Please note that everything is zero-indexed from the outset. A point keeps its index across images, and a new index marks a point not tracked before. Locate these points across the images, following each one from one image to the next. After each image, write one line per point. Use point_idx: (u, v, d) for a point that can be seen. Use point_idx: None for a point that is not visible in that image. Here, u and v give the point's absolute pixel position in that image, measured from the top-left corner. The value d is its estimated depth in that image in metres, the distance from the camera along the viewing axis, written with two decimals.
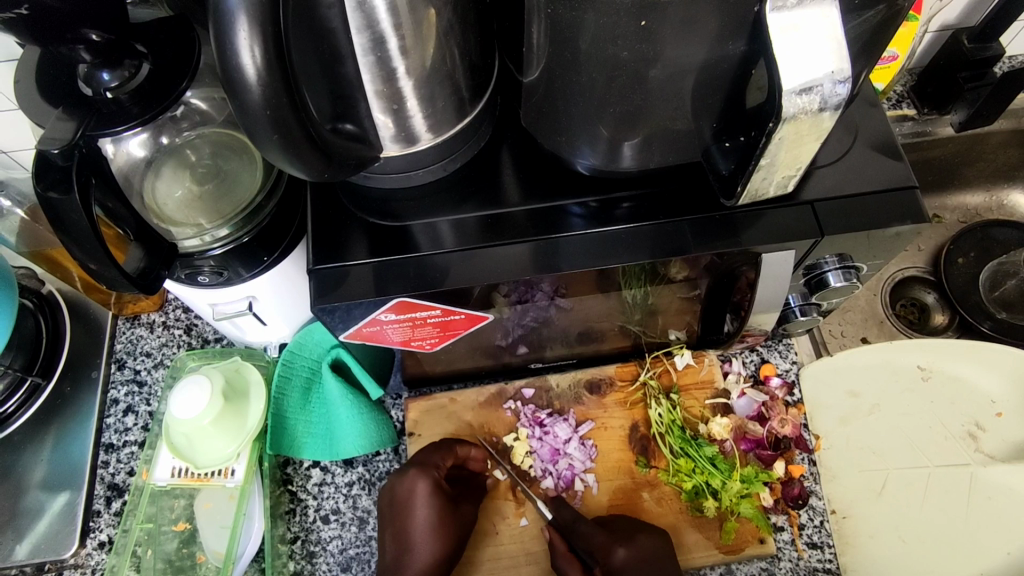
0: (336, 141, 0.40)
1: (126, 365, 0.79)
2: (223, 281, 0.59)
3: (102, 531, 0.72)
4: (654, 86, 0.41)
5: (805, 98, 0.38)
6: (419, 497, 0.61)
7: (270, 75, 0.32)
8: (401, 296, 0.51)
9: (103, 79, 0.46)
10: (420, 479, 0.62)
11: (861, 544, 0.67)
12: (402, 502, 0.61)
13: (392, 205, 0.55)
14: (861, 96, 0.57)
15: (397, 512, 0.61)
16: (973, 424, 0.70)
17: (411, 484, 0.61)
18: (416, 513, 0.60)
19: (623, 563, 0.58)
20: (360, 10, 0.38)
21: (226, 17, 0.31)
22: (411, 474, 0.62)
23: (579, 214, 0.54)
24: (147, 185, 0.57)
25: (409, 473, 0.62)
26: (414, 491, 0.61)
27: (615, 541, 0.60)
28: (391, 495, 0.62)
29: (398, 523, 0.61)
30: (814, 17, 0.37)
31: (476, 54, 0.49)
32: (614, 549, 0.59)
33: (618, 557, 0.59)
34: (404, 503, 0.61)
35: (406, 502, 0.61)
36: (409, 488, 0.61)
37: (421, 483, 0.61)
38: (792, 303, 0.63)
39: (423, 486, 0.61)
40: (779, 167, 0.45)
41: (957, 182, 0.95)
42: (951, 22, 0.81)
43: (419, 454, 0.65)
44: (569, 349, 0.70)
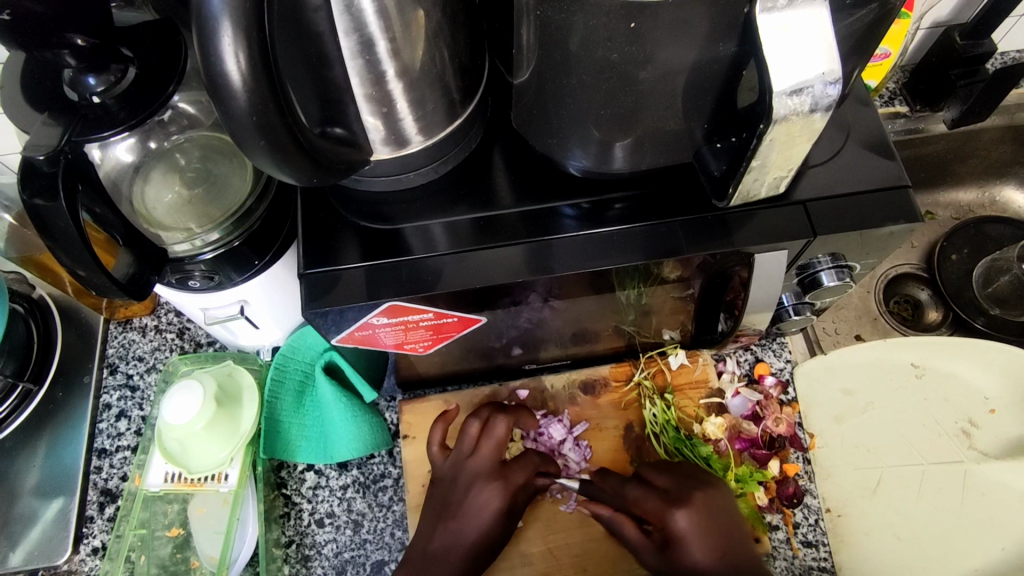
0: (325, 145, 0.39)
1: (118, 370, 0.78)
2: (214, 285, 0.59)
3: (96, 536, 0.71)
4: (645, 88, 0.41)
5: (796, 100, 0.38)
6: (487, 512, 0.60)
7: (256, 81, 0.32)
8: (393, 300, 0.51)
9: (89, 84, 0.45)
10: (497, 497, 0.60)
11: (856, 542, 0.67)
12: (465, 511, 0.60)
13: (384, 208, 0.55)
14: (853, 96, 0.56)
15: (450, 510, 0.60)
16: (967, 422, 0.70)
17: (487, 499, 0.60)
18: (473, 524, 0.59)
19: (686, 526, 0.51)
20: (349, 14, 0.38)
21: (209, 23, 0.30)
22: (492, 490, 0.60)
23: (572, 215, 0.54)
24: (136, 191, 0.57)
25: (489, 484, 0.60)
26: (486, 505, 0.60)
27: (671, 504, 0.53)
28: (455, 494, 0.61)
29: (451, 523, 0.60)
30: (804, 18, 0.37)
31: (466, 56, 0.49)
32: (675, 510, 0.52)
33: (680, 520, 0.52)
34: (465, 508, 0.60)
35: (471, 510, 0.60)
36: (483, 500, 0.60)
37: (495, 502, 0.60)
38: (785, 303, 0.63)
39: (497, 504, 0.60)
40: (771, 168, 0.44)
41: (950, 179, 0.95)
42: (943, 19, 0.81)
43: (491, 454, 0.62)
44: (563, 349, 0.69)
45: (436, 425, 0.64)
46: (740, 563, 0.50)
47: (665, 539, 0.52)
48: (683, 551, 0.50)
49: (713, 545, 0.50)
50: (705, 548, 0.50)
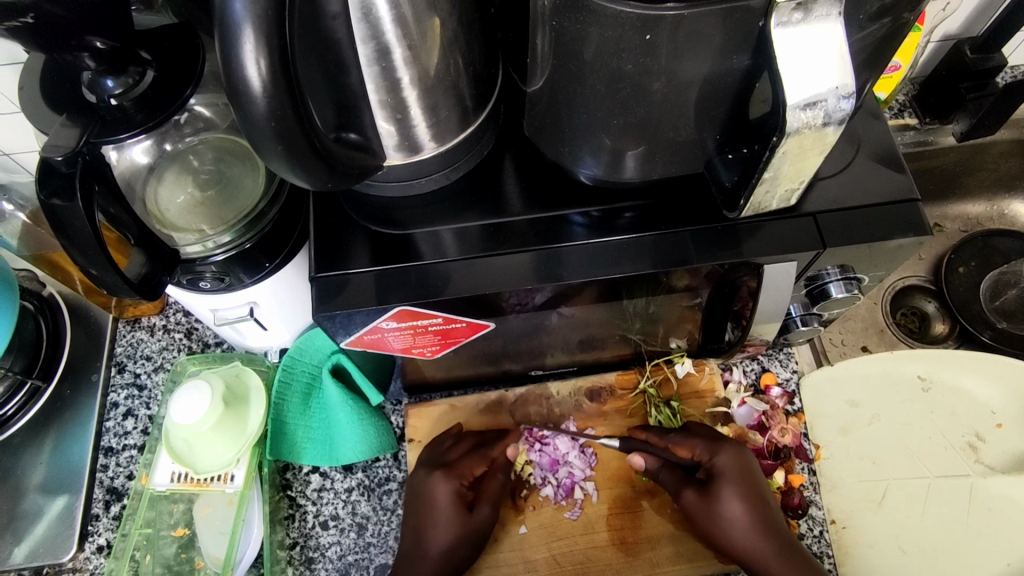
0: (340, 150, 0.40)
1: (126, 369, 0.79)
2: (224, 286, 0.59)
3: (100, 535, 0.72)
4: (658, 98, 0.41)
5: (809, 113, 0.38)
6: (440, 506, 0.63)
7: (275, 86, 0.32)
8: (403, 305, 0.51)
9: (107, 87, 0.46)
10: (442, 486, 0.63)
11: (860, 554, 0.67)
12: (425, 509, 0.63)
13: (395, 213, 0.55)
14: (864, 108, 0.57)
15: (419, 506, 0.63)
16: (973, 435, 0.70)
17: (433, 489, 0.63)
18: (436, 515, 0.62)
19: (728, 463, 0.62)
20: (365, 21, 0.38)
21: (231, 29, 0.31)
22: (436, 480, 0.64)
23: (581, 223, 0.54)
24: (150, 191, 0.58)
25: (434, 475, 0.64)
26: (435, 497, 0.63)
27: (716, 444, 0.63)
28: (415, 489, 0.64)
29: (418, 520, 0.63)
30: (819, 32, 0.37)
31: (480, 64, 0.49)
32: (720, 450, 0.63)
33: (726, 456, 0.62)
34: (423, 502, 0.63)
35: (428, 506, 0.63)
36: (433, 492, 0.63)
37: (443, 492, 0.63)
38: (793, 313, 0.63)
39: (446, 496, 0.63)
40: (783, 180, 0.45)
41: (958, 191, 0.95)
42: (953, 32, 0.81)
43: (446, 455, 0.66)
44: (569, 356, 0.69)
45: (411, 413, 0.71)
46: (763, 508, 0.60)
47: (710, 476, 0.62)
48: (722, 490, 0.60)
49: (743, 489, 0.60)
50: (737, 487, 0.61)
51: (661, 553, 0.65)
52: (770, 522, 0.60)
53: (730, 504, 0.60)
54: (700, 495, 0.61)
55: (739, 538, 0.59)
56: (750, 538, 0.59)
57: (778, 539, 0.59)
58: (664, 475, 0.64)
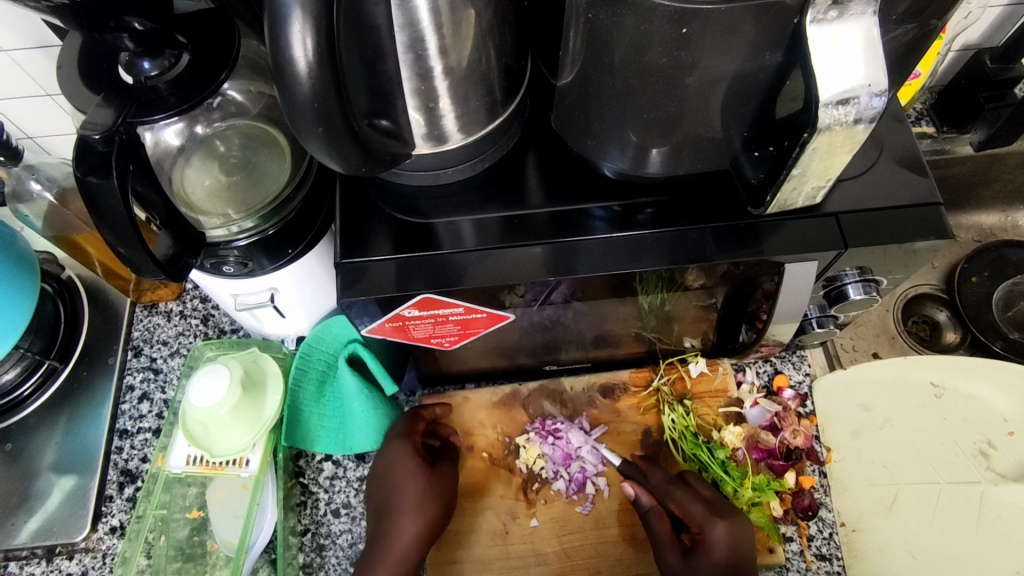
0: (374, 136, 0.40)
1: (142, 353, 0.79)
2: (246, 272, 0.60)
3: (114, 516, 0.72)
4: (689, 94, 0.42)
5: (842, 110, 0.39)
6: (401, 461, 0.63)
7: (321, 69, 0.33)
8: (424, 293, 0.52)
9: (144, 68, 0.47)
10: (401, 443, 0.64)
11: (869, 557, 0.67)
12: (387, 472, 0.63)
13: (418, 202, 0.55)
14: (888, 112, 0.57)
15: (378, 483, 0.63)
16: (985, 443, 0.71)
17: (392, 450, 0.63)
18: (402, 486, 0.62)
19: (724, 540, 0.58)
20: (403, 9, 0.39)
21: (280, 10, 0.31)
22: (394, 442, 0.64)
23: (602, 217, 0.54)
24: (177, 172, 0.58)
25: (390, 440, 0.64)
26: (394, 455, 0.63)
27: (714, 515, 0.60)
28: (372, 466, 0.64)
29: (382, 490, 0.62)
30: (854, 30, 0.37)
31: (511, 57, 0.50)
32: (716, 522, 0.59)
33: (719, 533, 0.58)
34: (386, 476, 0.62)
35: (387, 472, 0.63)
36: (392, 454, 0.63)
37: (403, 448, 0.63)
38: (809, 314, 0.63)
39: (403, 450, 0.63)
40: (810, 177, 0.45)
41: (974, 201, 0.95)
42: (974, 42, 0.81)
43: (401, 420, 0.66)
44: (584, 352, 0.70)
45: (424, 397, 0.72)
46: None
47: (696, 545, 0.59)
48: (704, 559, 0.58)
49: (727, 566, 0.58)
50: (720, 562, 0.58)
51: None
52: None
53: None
54: (679, 559, 0.59)
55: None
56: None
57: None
58: (658, 527, 0.61)
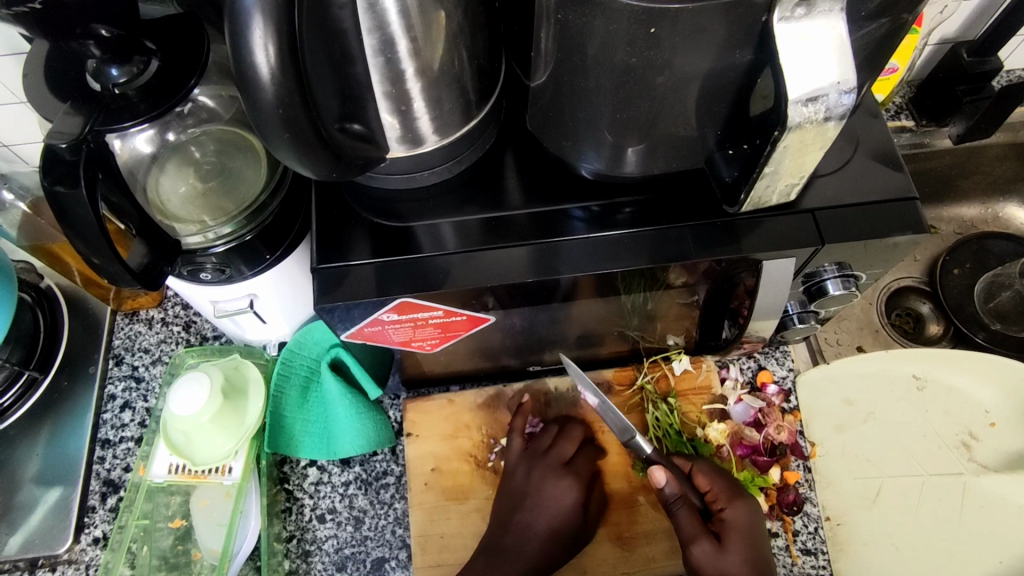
0: (344, 141, 0.40)
1: (124, 361, 0.79)
2: (224, 278, 0.59)
3: (97, 527, 0.72)
4: (661, 93, 0.42)
5: (811, 108, 0.39)
6: (563, 505, 0.63)
7: (284, 74, 0.32)
8: (403, 296, 0.51)
9: (111, 75, 0.46)
10: (573, 491, 0.64)
11: (855, 551, 0.67)
12: (537, 503, 0.64)
13: (396, 205, 0.55)
14: (863, 107, 0.57)
15: (521, 506, 0.64)
16: (967, 435, 0.72)
17: (564, 491, 0.64)
18: (546, 514, 0.63)
19: (738, 521, 0.60)
20: (371, 12, 0.38)
21: (241, 16, 0.31)
22: (574, 488, 0.64)
23: (581, 218, 0.54)
24: (151, 180, 0.58)
25: (563, 480, 0.64)
26: (563, 498, 0.64)
27: (736, 495, 0.61)
28: (522, 486, 0.65)
29: (524, 514, 0.63)
30: (821, 28, 0.37)
31: (484, 58, 0.50)
32: (737, 501, 0.61)
33: (739, 511, 0.60)
34: (538, 500, 0.64)
35: (541, 501, 0.64)
36: (559, 493, 0.64)
37: (573, 495, 0.64)
38: (790, 310, 0.63)
39: (574, 496, 0.64)
40: (783, 174, 0.45)
41: (954, 194, 0.96)
42: (951, 36, 0.82)
43: (584, 457, 0.67)
44: (568, 352, 0.70)
45: (406, 402, 0.71)
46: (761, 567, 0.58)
47: (720, 529, 0.60)
48: (728, 544, 0.58)
49: (750, 547, 0.59)
50: (745, 544, 0.59)
51: (657, 549, 0.65)
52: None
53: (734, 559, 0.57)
54: (713, 549, 0.58)
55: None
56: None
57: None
58: (683, 517, 0.59)
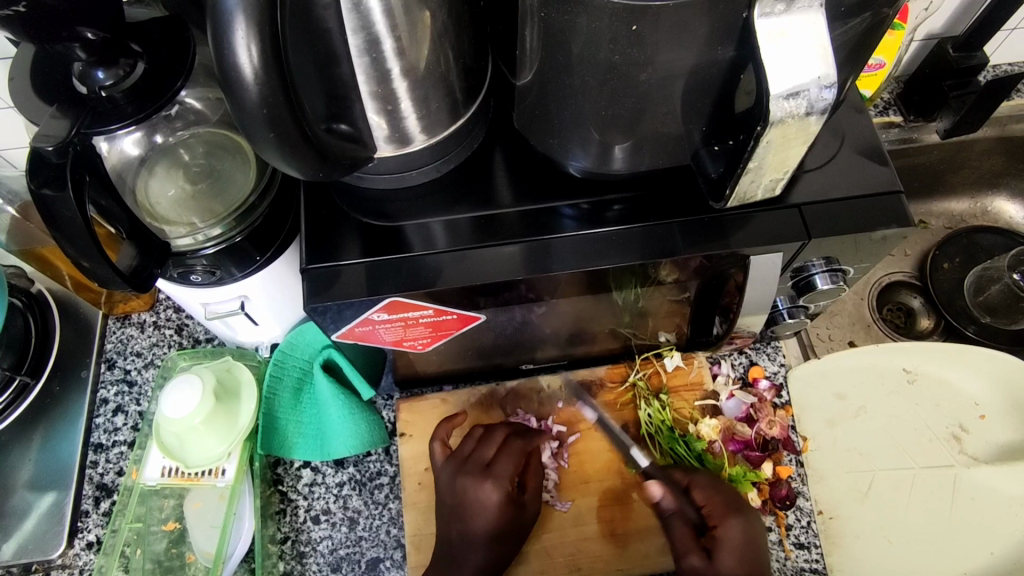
0: (331, 141, 0.40)
1: (116, 365, 0.79)
2: (215, 280, 0.60)
3: (90, 531, 0.71)
4: (645, 90, 0.42)
5: (792, 102, 0.39)
6: (490, 508, 0.61)
7: (267, 74, 0.32)
8: (393, 296, 0.51)
9: (98, 78, 0.46)
10: (494, 493, 0.61)
11: (847, 544, 0.67)
12: (462, 506, 0.61)
13: (385, 205, 0.55)
14: (848, 102, 0.58)
15: (456, 510, 0.62)
16: (957, 427, 0.72)
17: (484, 494, 0.61)
18: (475, 523, 0.61)
19: (737, 535, 0.58)
20: (356, 12, 0.39)
21: (223, 16, 0.31)
22: (491, 488, 0.61)
23: (571, 215, 0.55)
24: (140, 183, 0.58)
25: (482, 483, 0.61)
26: (487, 501, 0.61)
27: (732, 511, 0.59)
28: (452, 488, 0.62)
29: (455, 522, 0.62)
30: (800, 24, 0.38)
31: (470, 57, 0.50)
32: (731, 517, 0.59)
33: (734, 529, 0.58)
34: (465, 508, 0.61)
35: (469, 508, 0.61)
36: (482, 498, 0.61)
37: (495, 496, 0.61)
38: (780, 305, 0.64)
39: (495, 499, 0.61)
40: (767, 170, 0.45)
41: (943, 189, 0.96)
42: (937, 31, 0.83)
43: (511, 453, 0.63)
44: (560, 350, 0.70)
45: (401, 401, 0.71)
46: None
47: (712, 543, 0.58)
48: (723, 559, 0.56)
49: (744, 560, 0.57)
50: (739, 563, 0.57)
51: (651, 545, 0.66)
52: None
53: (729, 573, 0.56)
54: (704, 563, 0.56)
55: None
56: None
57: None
58: (676, 529, 0.58)
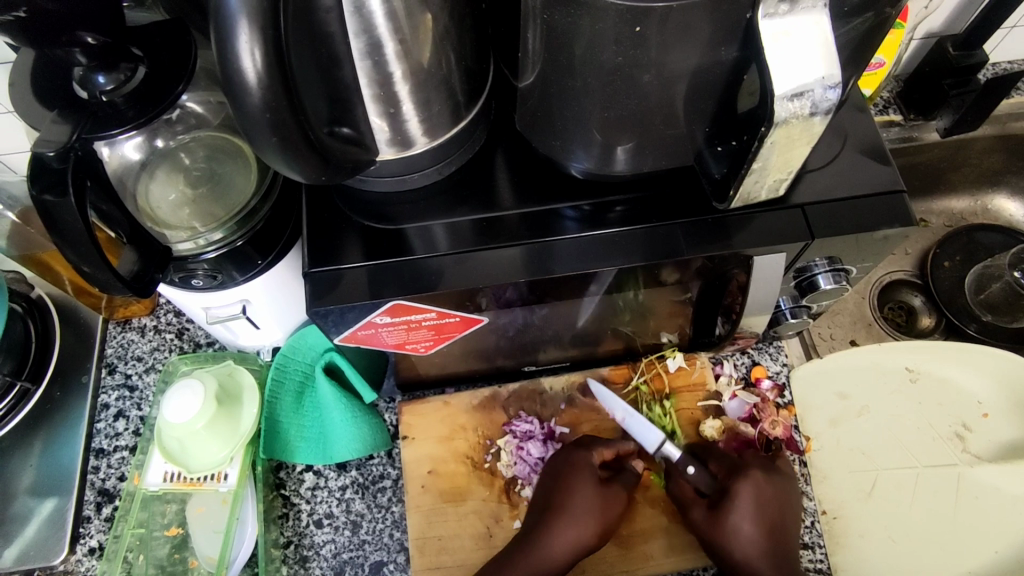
0: (333, 144, 0.40)
1: (117, 370, 0.78)
2: (216, 284, 0.59)
3: (92, 537, 0.71)
4: (648, 91, 0.42)
5: (797, 103, 0.39)
6: (584, 470, 0.63)
7: (270, 78, 0.32)
8: (396, 299, 0.51)
9: (99, 82, 0.46)
10: (583, 455, 0.64)
11: (851, 544, 0.67)
12: (559, 478, 0.64)
13: (387, 208, 0.55)
14: (850, 102, 0.57)
15: (556, 481, 0.64)
16: (960, 426, 0.72)
17: (573, 458, 0.64)
18: (576, 489, 0.63)
19: (749, 493, 0.61)
20: (358, 15, 0.38)
21: (226, 21, 0.31)
22: (580, 453, 0.65)
23: (573, 217, 0.54)
24: (141, 187, 0.57)
25: (575, 449, 0.65)
26: (578, 464, 0.64)
27: (734, 473, 0.62)
28: (554, 464, 0.65)
29: (554, 492, 0.63)
30: (805, 24, 0.37)
31: (472, 59, 0.50)
32: (740, 476, 0.62)
33: (740, 488, 0.61)
34: (562, 475, 0.64)
35: (566, 476, 0.64)
36: (574, 461, 0.64)
37: (584, 459, 0.64)
38: (782, 306, 0.64)
39: (589, 463, 0.64)
40: (771, 170, 0.45)
41: (943, 187, 0.96)
42: (936, 30, 0.82)
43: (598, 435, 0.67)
44: (563, 352, 0.70)
45: (401, 406, 0.71)
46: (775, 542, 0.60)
47: (719, 498, 0.61)
48: (733, 514, 0.60)
49: (758, 514, 0.60)
50: (756, 515, 0.60)
51: (655, 546, 0.66)
52: (777, 545, 0.60)
53: (738, 527, 0.60)
54: (706, 515, 0.62)
55: (747, 556, 0.60)
56: (754, 559, 0.59)
57: (781, 565, 0.59)
58: (679, 487, 0.64)
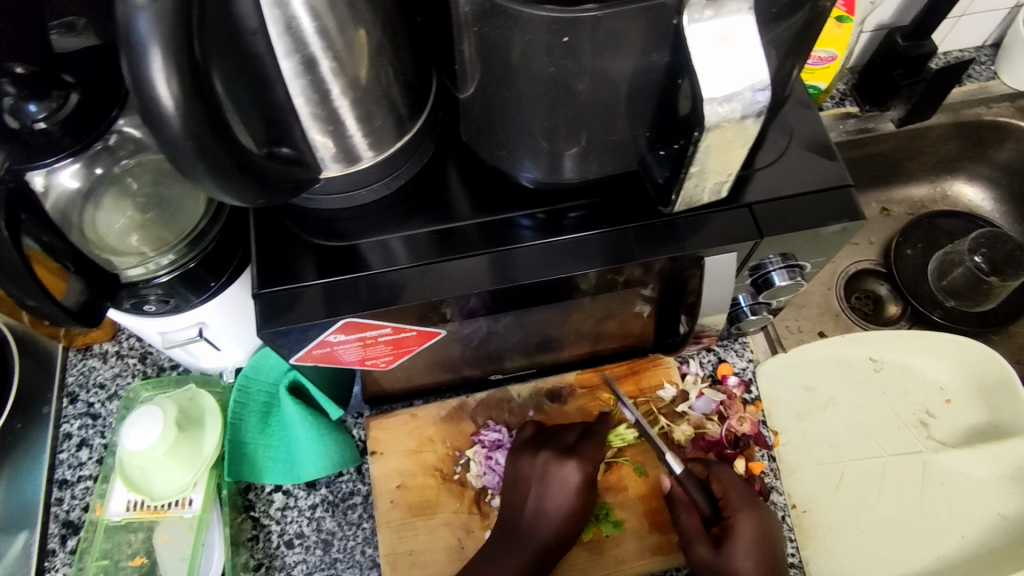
0: (270, 165, 0.39)
1: (78, 399, 0.77)
2: (171, 308, 0.58)
3: (58, 570, 0.70)
4: (585, 99, 0.42)
5: (727, 107, 0.39)
6: (570, 488, 0.62)
7: (189, 104, 0.32)
8: (350, 316, 0.51)
9: (30, 111, 0.45)
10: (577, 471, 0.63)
11: (822, 538, 0.68)
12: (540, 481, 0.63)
13: (338, 224, 0.55)
14: (795, 98, 0.58)
15: (534, 482, 0.64)
16: (924, 412, 0.73)
17: (568, 473, 0.63)
18: (553, 496, 0.62)
19: (750, 528, 0.61)
20: (287, 35, 0.38)
21: (138, 48, 0.30)
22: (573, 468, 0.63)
23: (527, 226, 0.54)
24: (87, 216, 0.57)
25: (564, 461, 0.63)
26: (568, 479, 0.63)
27: (738, 508, 0.62)
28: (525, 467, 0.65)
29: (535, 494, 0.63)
30: (731, 28, 0.38)
31: (413, 72, 0.49)
32: (745, 510, 0.62)
33: (746, 521, 0.61)
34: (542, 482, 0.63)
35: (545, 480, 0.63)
36: (563, 475, 0.63)
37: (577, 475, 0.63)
38: (742, 303, 0.64)
39: (578, 476, 0.63)
40: (711, 172, 0.45)
41: (903, 175, 0.98)
42: (886, 21, 0.83)
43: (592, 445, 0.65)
44: (528, 358, 0.69)
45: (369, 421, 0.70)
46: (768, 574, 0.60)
47: (724, 532, 0.61)
48: (731, 552, 0.60)
49: (757, 554, 0.60)
50: (755, 549, 0.60)
51: (626, 549, 0.65)
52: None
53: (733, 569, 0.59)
54: (711, 552, 0.61)
55: None
56: None
57: None
58: (686, 520, 0.62)
